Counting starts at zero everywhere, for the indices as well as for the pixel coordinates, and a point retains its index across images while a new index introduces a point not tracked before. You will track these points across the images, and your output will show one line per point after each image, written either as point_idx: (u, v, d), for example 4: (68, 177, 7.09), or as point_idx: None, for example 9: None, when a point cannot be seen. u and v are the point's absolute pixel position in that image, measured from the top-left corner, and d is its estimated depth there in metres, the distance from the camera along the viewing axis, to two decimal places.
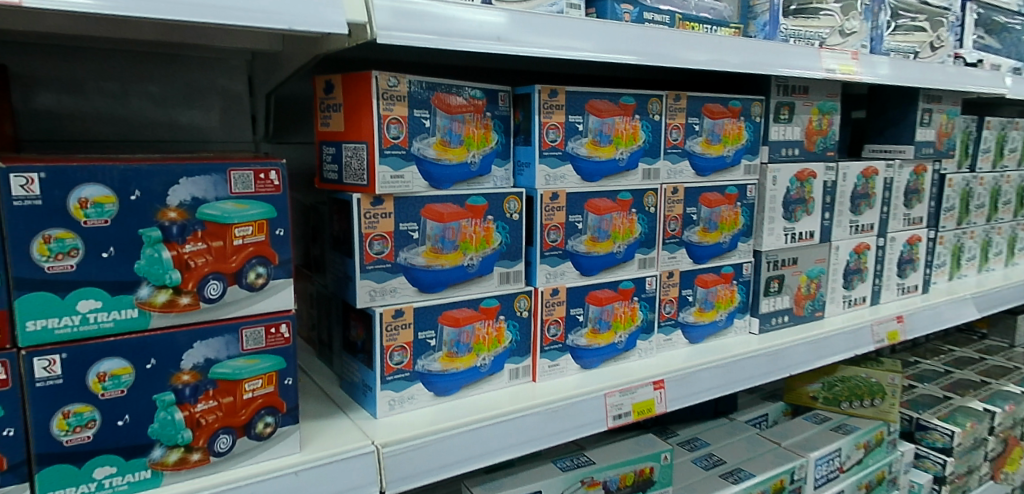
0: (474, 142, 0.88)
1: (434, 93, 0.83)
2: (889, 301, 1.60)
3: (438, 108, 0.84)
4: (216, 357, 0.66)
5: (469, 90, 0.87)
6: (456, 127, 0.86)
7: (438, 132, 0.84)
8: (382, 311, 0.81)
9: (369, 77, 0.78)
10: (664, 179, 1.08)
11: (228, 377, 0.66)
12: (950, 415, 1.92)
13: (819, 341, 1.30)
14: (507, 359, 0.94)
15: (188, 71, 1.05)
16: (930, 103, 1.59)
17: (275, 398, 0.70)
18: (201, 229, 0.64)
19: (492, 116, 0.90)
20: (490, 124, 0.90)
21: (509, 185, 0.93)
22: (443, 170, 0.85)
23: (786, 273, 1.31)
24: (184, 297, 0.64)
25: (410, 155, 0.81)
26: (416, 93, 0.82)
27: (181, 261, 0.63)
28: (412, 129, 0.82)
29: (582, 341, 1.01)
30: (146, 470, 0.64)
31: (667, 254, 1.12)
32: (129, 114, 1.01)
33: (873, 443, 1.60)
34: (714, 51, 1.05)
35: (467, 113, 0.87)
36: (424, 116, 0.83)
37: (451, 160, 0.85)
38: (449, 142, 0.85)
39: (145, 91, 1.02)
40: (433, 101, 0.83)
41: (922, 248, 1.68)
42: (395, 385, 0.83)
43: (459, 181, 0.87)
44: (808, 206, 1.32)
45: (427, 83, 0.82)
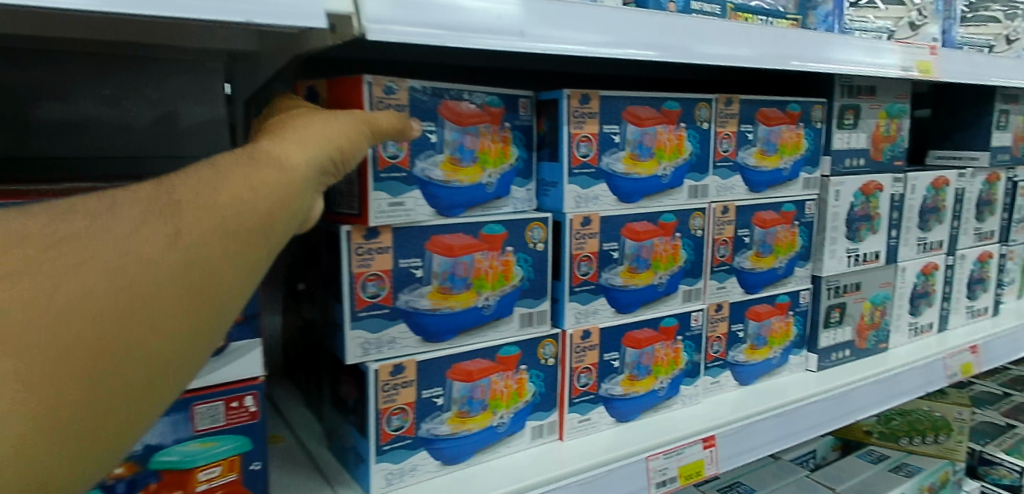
0: (489, 159, 0.73)
1: (441, 100, 0.69)
2: (956, 326, 1.42)
3: (446, 119, 0.69)
4: (159, 442, 0.53)
5: (484, 97, 0.72)
6: (469, 141, 0.71)
7: (447, 148, 0.69)
8: (378, 367, 0.67)
9: (360, 83, 0.64)
10: (712, 197, 0.93)
11: (176, 465, 0.54)
12: (1017, 447, 1.73)
13: (887, 379, 1.13)
14: (528, 416, 0.79)
15: (153, 74, 0.89)
16: (1007, 103, 1.40)
17: (239, 487, 0.56)
18: None
19: (513, 126, 0.75)
20: (510, 136, 0.75)
21: (532, 208, 0.78)
22: (452, 193, 0.70)
23: (848, 301, 1.15)
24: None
25: (412, 178, 0.67)
26: (419, 102, 0.67)
27: None
28: (415, 145, 0.67)
29: (617, 390, 0.86)
30: None
31: (716, 284, 0.96)
32: (129, 128, 0.89)
33: (937, 485, 1.42)
34: (774, 47, 0.89)
35: (482, 124, 0.72)
36: (429, 128, 0.68)
37: (463, 182, 0.71)
38: (459, 160, 0.70)
39: (141, 99, 0.89)
40: (439, 110, 0.68)
41: (993, 265, 1.50)
42: (394, 456, 0.69)
43: (472, 206, 0.72)
44: (874, 223, 1.15)
45: (432, 89, 0.68)
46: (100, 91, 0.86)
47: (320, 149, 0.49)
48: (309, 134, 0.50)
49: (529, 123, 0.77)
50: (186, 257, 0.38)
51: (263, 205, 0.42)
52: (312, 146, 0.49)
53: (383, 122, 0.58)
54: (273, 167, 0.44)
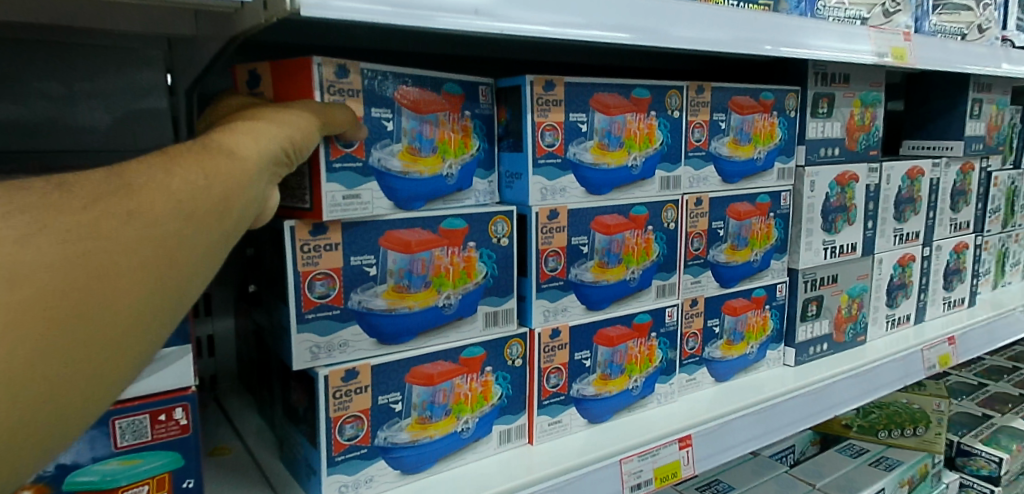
0: (449, 149, 0.69)
1: (398, 86, 0.64)
2: (933, 317, 1.41)
3: (403, 106, 0.65)
4: (74, 461, 0.52)
5: (442, 83, 0.68)
6: (427, 130, 0.67)
7: (405, 137, 0.65)
8: (329, 373, 0.62)
9: (309, 64, 0.59)
10: (685, 189, 0.89)
11: (97, 486, 0.52)
12: (993, 437, 1.73)
13: (867, 372, 1.11)
14: (495, 420, 0.75)
15: (88, 61, 0.83)
16: (980, 92, 1.39)
17: None
18: None
19: (472, 115, 0.71)
20: (470, 125, 0.71)
21: (494, 201, 0.75)
22: (410, 185, 0.66)
23: (824, 293, 1.12)
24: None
25: (368, 168, 0.63)
26: (374, 88, 0.63)
27: None
28: (370, 133, 0.63)
29: (589, 390, 0.83)
30: None
31: (690, 279, 0.93)
32: (69, 125, 0.82)
33: (918, 479, 1.41)
34: (746, 30, 0.86)
35: (442, 112, 0.68)
36: (385, 115, 0.64)
37: (422, 173, 0.67)
38: (419, 150, 0.66)
39: (81, 92, 0.83)
40: (396, 96, 0.64)
41: (968, 256, 1.49)
42: (348, 467, 0.65)
43: (432, 199, 0.68)
44: (850, 214, 1.13)
45: (389, 73, 0.64)
46: (37, 85, 0.80)
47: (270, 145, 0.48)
48: (257, 127, 0.49)
49: (489, 111, 0.73)
50: (168, 213, 0.36)
51: (218, 189, 0.40)
52: (262, 138, 0.47)
53: (329, 119, 0.57)
54: (224, 155, 0.43)
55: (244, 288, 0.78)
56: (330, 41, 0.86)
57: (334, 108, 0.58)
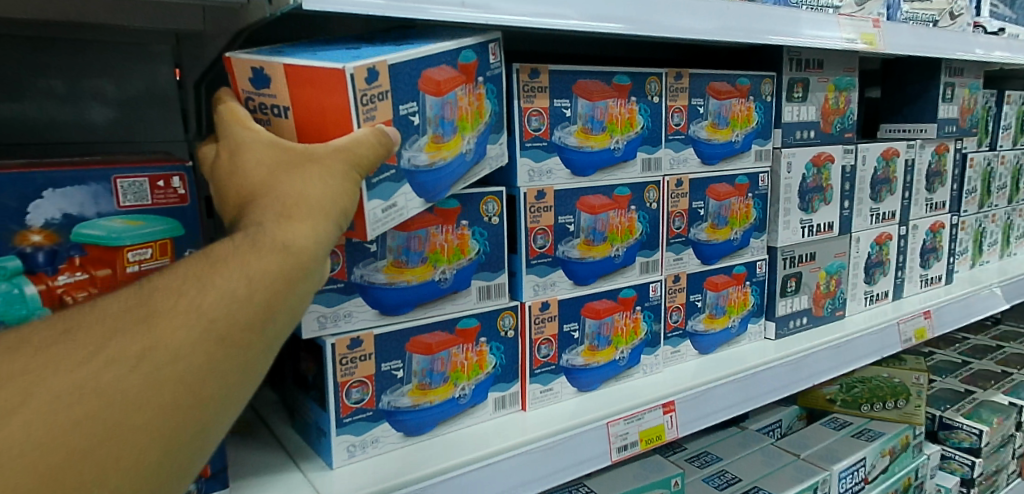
0: (467, 125, 0.71)
1: (418, 73, 0.65)
2: (911, 294, 1.47)
3: (425, 93, 0.66)
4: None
5: (455, 55, 0.69)
6: (448, 111, 0.68)
7: (429, 127, 0.67)
8: (335, 341, 0.68)
9: (340, 82, 0.58)
10: (666, 170, 0.95)
11: None
12: (975, 411, 1.75)
13: (844, 344, 1.17)
14: (490, 387, 0.81)
15: (100, 57, 0.87)
16: (952, 76, 1.45)
17: None
18: (79, 256, 0.55)
19: (484, 80, 0.73)
20: (481, 91, 0.73)
21: (506, 160, 0.78)
22: (438, 174, 0.69)
23: (803, 270, 1.18)
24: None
25: (401, 172, 0.65)
26: (400, 83, 0.63)
27: (53, 297, 0.54)
28: (400, 132, 0.64)
29: (578, 361, 0.88)
30: None
31: (672, 256, 0.98)
32: (87, 120, 0.87)
33: (899, 449, 1.45)
34: (722, 19, 0.91)
35: (456, 88, 0.69)
36: (412, 110, 0.65)
37: (446, 158, 0.69)
38: (441, 136, 0.68)
39: (94, 87, 0.87)
40: (418, 85, 0.65)
41: (944, 235, 1.55)
42: (355, 428, 0.70)
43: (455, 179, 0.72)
44: (826, 194, 1.18)
45: (408, 61, 0.64)
46: (55, 81, 0.85)
47: (319, 219, 0.52)
48: (302, 202, 0.52)
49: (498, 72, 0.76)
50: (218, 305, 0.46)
51: (258, 297, 0.47)
52: (314, 218, 0.52)
53: (366, 161, 0.57)
54: (271, 254, 0.49)
55: None
56: (329, 33, 0.91)
57: (369, 143, 0.57)
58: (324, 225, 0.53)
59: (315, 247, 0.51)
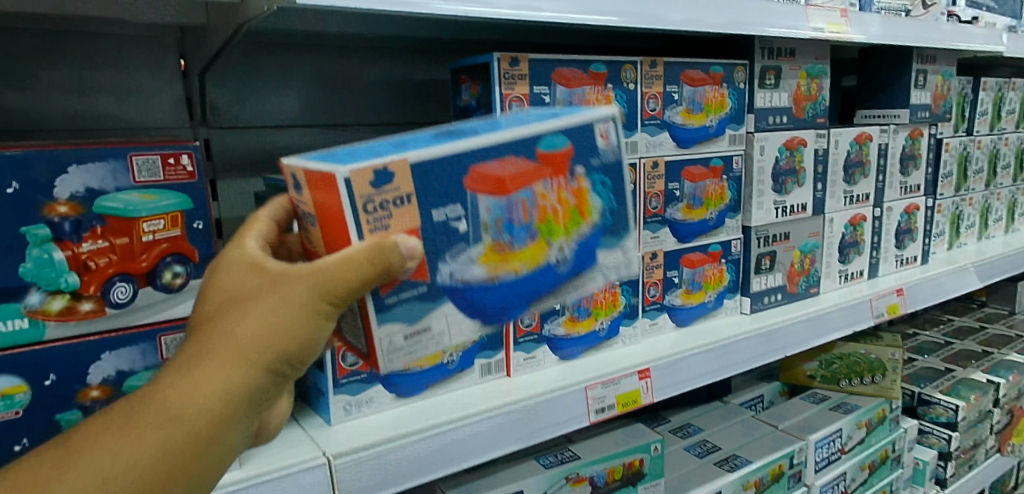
0: (554, 228, 0.60)
1: (469, 170, 0.56)
2: (886, 273, 1.53)
3: (477, 191, 0.57)
4: (130, 368, 0.65)
5: (536, 142, 0.59)
6: (518, 213, 0.58)
7: (488, 234, 0.58)
8: None
9: (334, 181, 0.52)
10: (642, 153, 1.01)
11: None
12: (953, 388, 1.74)
13: (816, 318, 1.23)
14: (476, 354, 0.87)
15: (109, 49, 0.93)
16: (924, 64, 1.51)
17: None
18: (100, 225, 0.61)
19: (587, 170, 0.61)
20: (585, 185, 0.61)
21: (628, 272, 0.66)
22: (500, 291, 0.59)
23: (777, 249, 1.24)
24: (85, 304, 0.62)
25: (436, 288, 0.57)
26: (437, 182, 0.55)
27: (78, 263, 0.61)
28: (439, 242, 0.56)
29: (560, 331, 0.95)
30: None
31: (649, 235, 1.05)
32: (98, 108, 0.93)
33: (875, 422, 1.47)
34: (694, 10, 0.96)
35: (536, 184, 0.59)
36: (457, 214, 0.56)
37: (516, 268, 0.59)
38: (508, 244, 0.59)
39: (104, 77, 0.93)
40: (467, 182, 0.56)
41: (920, 217, 1.60)
42: (351, 389, 0.78)
43: (537, 296, 0.61)
44: (799, 177, 1.24)
45: (450, 157, 0.56)
46: (68, 70, 0.90)
47: (238, 370, 0.49)
48: (221, 354, 0.49)
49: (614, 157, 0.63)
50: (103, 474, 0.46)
51: (147, 470, 0.47)
52: (232, 377, 0.49)
53: (342, 285, 0.50)
54: (166, 424, 0.48)
55: None
56: (324, 26, 0.97)
57: (354, 261, 0.50)
58: (249, 374, 0.50)
59: (225, 408, 0.49)
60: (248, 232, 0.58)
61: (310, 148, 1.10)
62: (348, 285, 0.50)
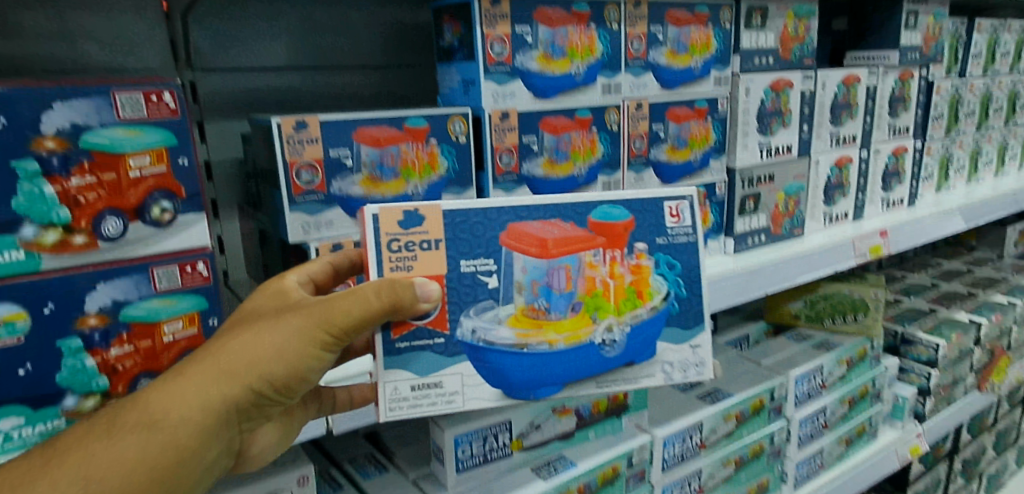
0: (595, 300, 0.76)
1: (509, 222, 0.75)
2: (871, 215, 1.55)
3: (514, 249, 0.73)
4: (125, 298, 0.67)
5: (588, 211, 0.77)
6: (553, 281, 0.74)
7: (520, 298, 0.74)
8: (319, 246, 0.81)
9: (362, 216, 0.71)
10: (626, 94, 1.02)
11: (143, 319, 0.68)
12: (935, 328, 1.77)
13: (798, 258, 1.25)
14: (444, 189, 0.88)
15: None
16: (917, 4, 1.50)
17: (200, 340, 0.72)
18: (87, 161, 0.63)
19: (640, 247, 0.78)
20: (639, 265, 0.78)
21: (671, 359, 0.82)
22: (526, 355, 0.74)
23: (761, 191, 1.26)
24: (78, 237, 0.64)
25: (454, 342, 0.74)
26: (484, 235, 0.74)
27: (68, 197, 0.63)
28: (462, 292, 0.73)
29: (539, 171, 0.96)
30: (59, 419, 0.66)
31: (633, 176, 1.07)
32: (84, 50, 0.94)
33: (856, 359, 1.51)
34: None
35: (581, 254, 0.75)
36: (488, 268, 0.74)
37: (540, 331, 0.75)
38: (539, 309, 0.75)
39: (88, 18, 0.93)
40: (503, 238, 0.74)
41: (908, 159, 1.61)
42: None
43: (564, 362, 0.76)
44: (785, 118, 1.25)
45: (497, 210, 0.75)
46: (52, 10, 0.91)
47: (227, 383, 0.64)
48: (215, 370, 0.64)
49: (686, 238, 0.80)
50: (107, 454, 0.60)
51: (139, 456, 0.61)
52: (221, 387, 0.64)
53: (332, 319, 0.66)
54: (163, 420, 0.62)
55: (249, 188, 0.96)
56: None
57: (348, 298, 0.66)
58: (234, 388, 0.64)
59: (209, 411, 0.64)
60: (293, 273, 0.75)
61: (297, 92, 1.11)
62: (348, 315, 0.66)
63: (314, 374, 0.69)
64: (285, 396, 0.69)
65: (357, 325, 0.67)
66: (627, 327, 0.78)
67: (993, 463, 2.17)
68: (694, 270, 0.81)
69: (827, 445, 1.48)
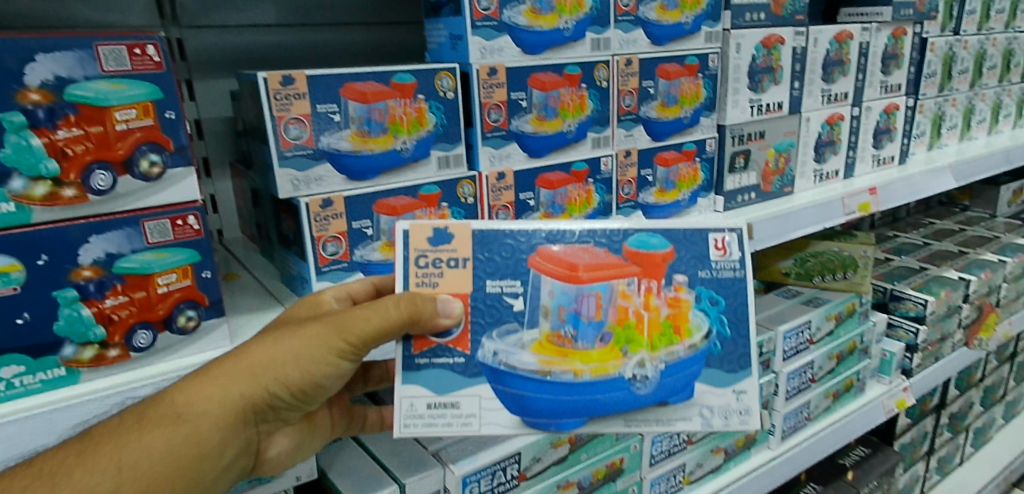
0: (629, 332, 0.73)
1: (540, 244, 0.75)
2: (862, 173, 1.55)
3: (543, 272, 0.73)
4: (118, 251, 0.68)
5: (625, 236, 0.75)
6: (584, 309, 0.72)
7: (547, 324, 0.72)
8: (308, 201, 0.82)
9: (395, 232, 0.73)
10: (615, 50, 1.03)
11: (137, 271, 0.69)
12: (924, 285, 1.79)
13: (788, 215, 1.26)
14: (433, 145, 0.90)
15: None
16: None
17: (194, 291, 0.74)
18: (73, 113, 0.64)
19: (679, 278, 0.74)
20: (678, 299, 0.74)
21: (714, 405, 0.76)
22: (550, 384, 0.72)
23: (751, 148, 1.27)
24: (67, 190, 0.65)
25: (475, 363, 0.73)
26: (512, 257, 0.74)
27: (56, 150, 0.64)
28: (486, 313, 0.73)
29: (533, 223, 1.00)
30: (59, 368, 0.68)
31: (623, 132, 1.07)
32: (68, 6, 0.93)
33: (845, 315, 1.53)
34: None
35: (613, 282, 0.72)
36: (514, 290, 0.73)
37: (568, 361, 0.72)
38: (568, 337, 0.72)
39: None
40: (532, 259, 0.74)
41: (900, 117, 1.61)
42: (333, 276, 0.86)
43: (592, 395, 0.73)
44: (776, 75, 1.24)
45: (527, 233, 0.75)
46: None
47: (248, 384, 0.69)
48: (237, 370, 0.69)
49: (731, 273, 0.76)
50: (136, 443, 0.64)
51: (165, 449, 0.65)
52: (242, 388, 0.68)
53: (352, 328, 0.70)
54: (188, 415, 0.66)
55: (240, 146, 0.97)
56: None
57: (369, 310, 0.70)
58: (255, 389, 0.69)
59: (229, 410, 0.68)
60: (327, 290, 0.80)
61: (285, 50, 1.11)
62: (363, 324, 0.69)
63: (330, 380, 0.72)
64: (301, 400, 0.73)
65: (372, 335, 0.70)
66: (661, 364, 0.74)
67: (980, 417, 2.21)
68: (740, 308, 0.76)
69: (814, 398, 1.51)
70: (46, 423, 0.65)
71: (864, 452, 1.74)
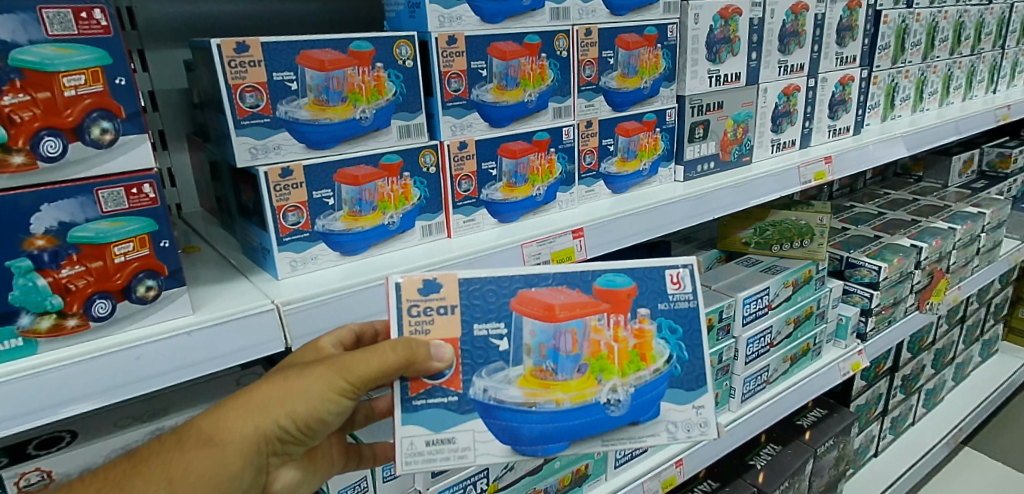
0: (610, 367, 0.78)
1: (524, 288, 0.78)
2: (818, 143, 1.59)
3: (524, 313, 0.77)
4: (72, 220, 0.68)
5: (596, 276, 0.78)
6: (562, 344, 0.76)
7: (529, 360, 0.76)
8: (267, 171, 0.82)
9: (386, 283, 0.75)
10: (574, 20, 1.03)
11: (92, 240, 0.69)
12: (878, 252, 1.85)
13: (746, 184, 1.29)
14: (393, 114, 0.89)
15: None
16: None
17: (153, 261, 0.73)
18: (19, 79, 0.63)
19: (644, 310, 0.79)
20: (644, 328, 0.79)
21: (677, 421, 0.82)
22: (534, 414, 0.76)
23: (710, 118, 1.29)
24: (16, 157, 0.64)
25: (466, 400, 0.76)
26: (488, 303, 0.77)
27: (4, 117, 0.63)
28: (473, 357, 0.76)
29: (497, 196, 1.02)
30: (16, 339, 0.67)
31: (584, 103, 1.09)
32: None
33: (802, 282, 1.56)
34: None
35: (587, 317, 0.76)
36: (496, 332, 0.76)
37: (552, 391, 0.77)
38: (551, 371, 0.77)
39: None
40: (514, 304, 0.77)
41: (855, 88, 1.64)
42: (295, 246, 0.86)
43: (575, 423, 0.78)
44: (733, 45, 1.27)
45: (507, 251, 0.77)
46: None
47: (267, 418, 0.70)
48: (252, 406, 0.70)
49: (686, 304, 0.81)
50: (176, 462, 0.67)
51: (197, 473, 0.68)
52: (262, 423, 0.70)
53: (358, 368, 0.70)
54: (218, 443, 0.69)
55: (195, 115, 0.96)
56: None
57: (375, 351, 0.71)
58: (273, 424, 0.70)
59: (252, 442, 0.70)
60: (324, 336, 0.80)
61: (241, 20, 1.09)
62: (364, 365, 0.70)
63: (335, 418, 0.73)
64: (312, 437, 0.74)
65: (375, 376, 0.71)
66: (631, 388, 0.79)
67: (931, 379, 2.30)
68: (696, 334, 0.82)
69: (773, 362, 1.56)
70: (12, 393, 0.65)
71: (820, 414, 1.80)
